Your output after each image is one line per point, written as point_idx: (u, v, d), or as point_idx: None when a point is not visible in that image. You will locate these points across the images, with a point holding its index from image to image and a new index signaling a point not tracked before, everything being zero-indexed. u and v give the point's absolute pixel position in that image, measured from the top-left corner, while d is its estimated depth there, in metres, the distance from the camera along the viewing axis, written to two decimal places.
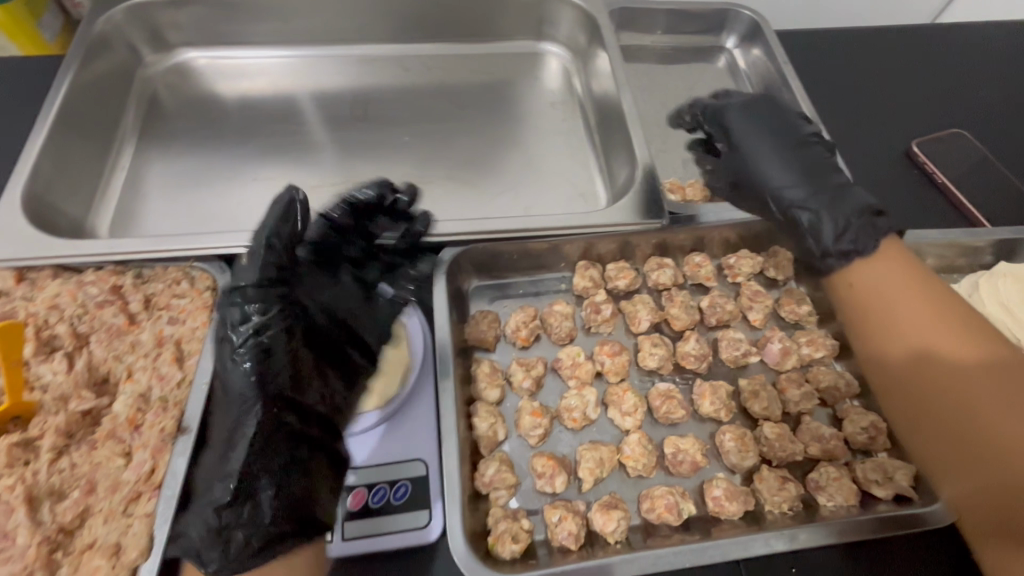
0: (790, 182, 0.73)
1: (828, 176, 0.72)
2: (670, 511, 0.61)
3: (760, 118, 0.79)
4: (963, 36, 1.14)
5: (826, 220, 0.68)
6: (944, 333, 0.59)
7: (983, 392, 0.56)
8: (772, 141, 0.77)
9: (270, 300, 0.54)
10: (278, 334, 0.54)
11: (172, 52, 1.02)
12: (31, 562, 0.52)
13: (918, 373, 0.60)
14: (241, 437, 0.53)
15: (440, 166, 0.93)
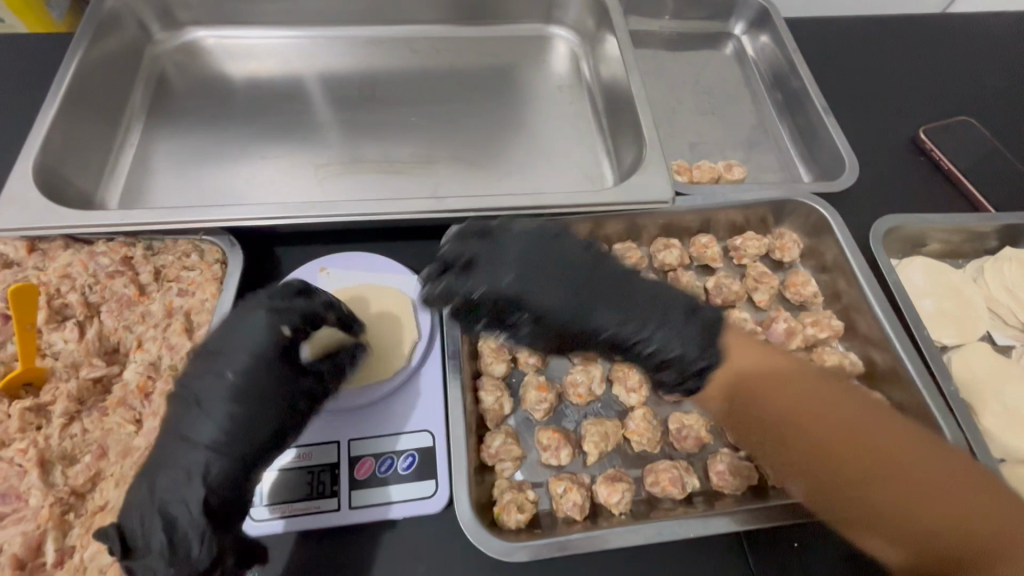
0: (630, 312, 0.60)
1: (660, 300, 0.61)
2: (674, 485, 0.62)
3: (534, 249, 0.62)
4: (972, 24, 1.14)
5: (676, 348, 0.59)
6: (806, 399, 0.54)
7: (879, 450, 0.52)
8: (555, 269, 0.61)
9: (244, 362, 0.56)
10: (241, 395, 0.55)
11: (181, 31, 1.02)
12: (43, 522, 0.52)
13: (823, 456, 0.52)
14: (188, 466, 0.53)
15: (448, 146, 0.94)
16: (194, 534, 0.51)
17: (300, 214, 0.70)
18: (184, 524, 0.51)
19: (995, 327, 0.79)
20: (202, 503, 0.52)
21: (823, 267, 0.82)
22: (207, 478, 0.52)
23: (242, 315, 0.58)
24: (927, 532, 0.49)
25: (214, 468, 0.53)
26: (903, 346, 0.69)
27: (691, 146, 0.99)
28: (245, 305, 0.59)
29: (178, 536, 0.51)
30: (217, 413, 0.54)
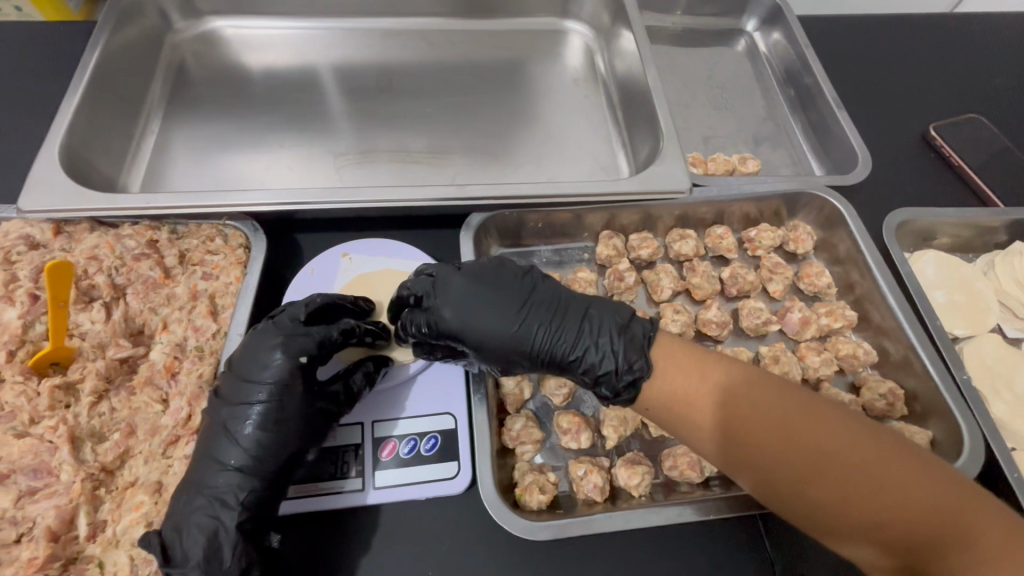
0: (562, 329, 0.60)
1: (591, 316, 0.61)
2: (693, 468, 0.62)
3: (477, 275, 0.63)
4: (981, 24, 1.15)
5: (608, 360, 0.57)
6: (739, 408, 0.51)
7: (823, 453, 0.47)
8: (494, 291, 0.62)
9: (273, 376, 0.57)
10: (267, 409, 0.56)
11: (200, 20, 1.03)
12: (75, 497, 0.53)
13: (767, 476, 0.49)
14: (221, 486, 0.54)
15: (464, 137, 0.94)
16: (229, 547, 0.52)
17: (323, 200, 0.71)
18: (217, 539, 0.52)
19: (1005, 319, 0.80)
20: (234, 520, 0.53)
21: (836, 259, 0.83)
22: (237, 496, 0.53)
23: (260, 340, 0.59)
24: (893, 529, 0.45)
25: (243, 488, 0.54)
26: (916, 336, 0.70)
27: (705, 140, 1.00)
28: (263, 329, 0.60)
29: (212, 552, 0.51)
30: (244, 434, 0.55)
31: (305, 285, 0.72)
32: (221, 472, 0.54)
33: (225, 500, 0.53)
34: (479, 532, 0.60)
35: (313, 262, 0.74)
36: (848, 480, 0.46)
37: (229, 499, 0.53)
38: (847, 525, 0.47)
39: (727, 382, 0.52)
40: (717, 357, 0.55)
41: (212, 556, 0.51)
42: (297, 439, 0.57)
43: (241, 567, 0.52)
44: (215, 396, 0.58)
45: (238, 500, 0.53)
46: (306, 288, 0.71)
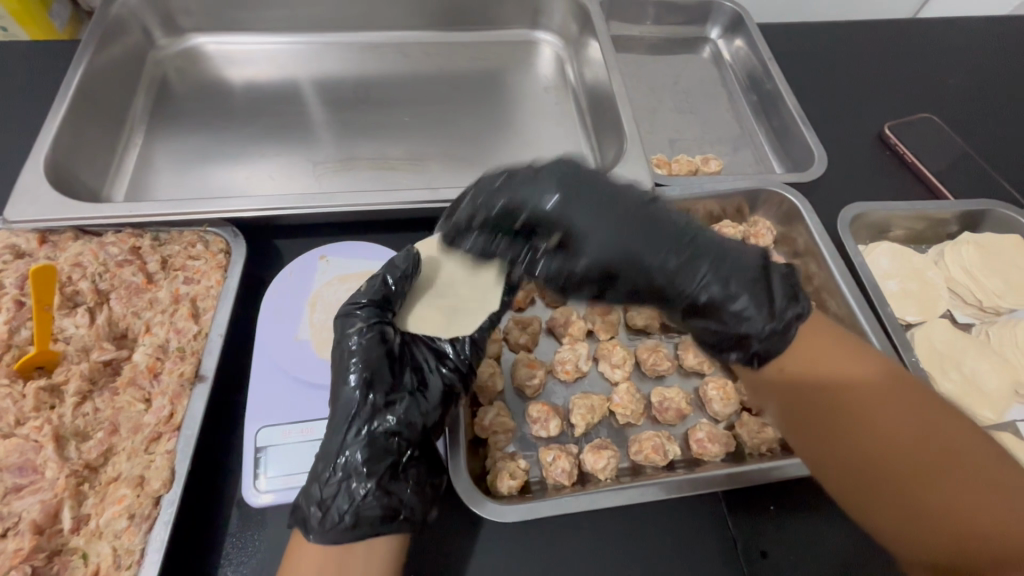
0: (681, 251, 0.59)
1: (713, 251, 0.59)
2: (657, 452, 0.65)
3: (574, 190, 0.58)
4: (935, 29, 1.21)
5: (744, 299, 0.58)
6: (835, 359, 0.56)
7: (907, 424, 0.52)
8: (606, 209, 0.59)
9: (368, 328, 0.61)
10: (375, 356, 0.60)
11: (183, 37, 1.06)
12: (60, 491, 0.56)
13: (865, 449, 0.53)
14: (346, 436, 0.56)
15: (439, 145, 0.98)
16: (356, 499, 0.53)
17: (297, 205, 0.74)
18: (335, 490, 0.53)
19: (955, 305, 0.85)
20: (360, 476, 0.54)
21: (796, 252, 0.87)
22: (360, 452, 0.55)
23: (367, 309, 0.62)
24: (951, 521, 0.48)
25: (369, 442, 0.56)
26: (868, 322, 0.74)
27: (672, 143, 1.04)
28: (370, 286, 0.64)
29: (321, 505, 0.53)
30: (358, 394, 0.58)
31: (284, 287, 0.73)
32: (340, 424, 0.57)
33: (348, 454, 0.55)
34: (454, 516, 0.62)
35: (290, 264, 0.76)
36: (919, 449, 0.51)
37: (355, 452, 0.55)
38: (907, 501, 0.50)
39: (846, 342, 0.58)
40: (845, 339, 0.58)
41: (322, 509, 0.53)
42: (433, 394, 0.61)
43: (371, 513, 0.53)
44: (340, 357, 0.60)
45: (364, 456, 0.55)
46: (284, 290, 0.73)
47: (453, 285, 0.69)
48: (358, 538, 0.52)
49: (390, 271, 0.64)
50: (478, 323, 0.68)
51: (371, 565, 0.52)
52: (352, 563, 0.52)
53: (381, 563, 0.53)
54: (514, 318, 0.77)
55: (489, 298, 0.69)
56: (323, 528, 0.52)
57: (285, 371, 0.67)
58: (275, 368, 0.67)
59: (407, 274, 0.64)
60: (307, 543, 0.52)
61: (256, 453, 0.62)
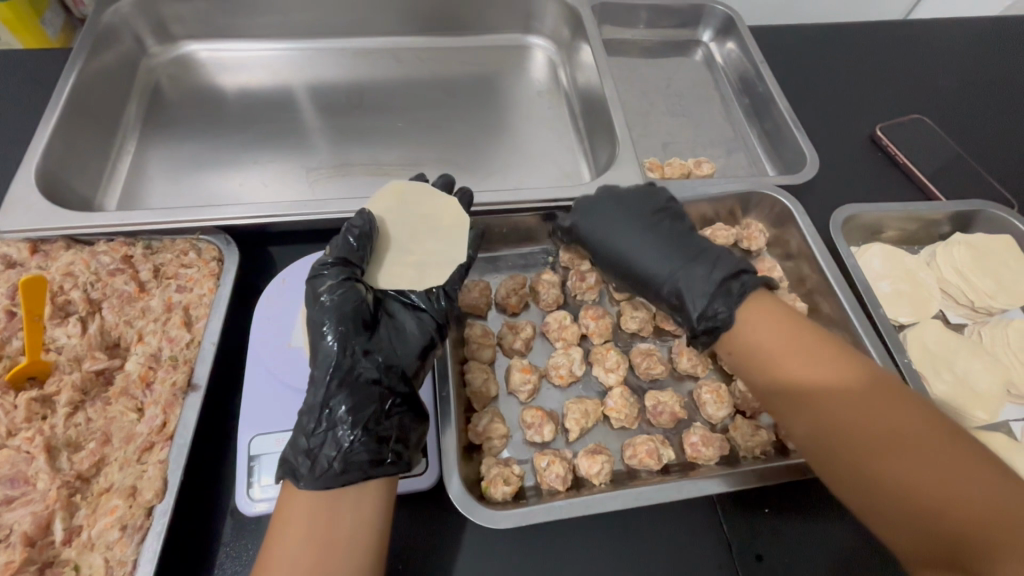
0: (682, 261, 0.71)
1: (704, 262, 0.70)
2: (651, 456, 0.65)
3: (602, 208, 0.75)
4: (926, 30, 1.22)
5: (722, 310, 0.66)
6: (799, 342, 0.60)
7: (870, 404, 0.55)
8: (623, 219, 0.74)
9: (340, 282, 0.62)
10: (348, 310, 0.61)
11: (176, 44, 1.06)
12: (52, 503, 0.55)
13: (833, 426, 0.55)
14: (328, 386, 0.57)
15: (432, 150, 0.98)
16: (343, 445, 0.54)
17: (290, 212, 0.74)
18: (322, 440, 0.55)
19: (947, 305, 0.86)
20: (345, 425, 0.55)
21: (789, 254, 0.87)
22: (343, 402, 0.57)
23: (337, 268, 0.63)
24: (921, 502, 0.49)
25: (349, 390, 0.57)
26: (861, 324, 0.74)
27: (665, 146, 1.04)
28: (334, 248, 0.64)
29: (309, 454, 0.54)
30: (335, 348, 0.59)
31: (277, 295, 0.73)
32: (320, 380, 0.58)
33: (332, 406, 0.57)
34: (449, 522, 0.62)
35: (283, 272, 0.76)
36: (884, 426, 0.53)
37: (339, 402, 0.57)
38: (893, 508, 0.51)
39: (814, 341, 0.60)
40: (809, 326, 0.62)
41: (311, 458, 0.54)
42: (410, 344, 0.63)
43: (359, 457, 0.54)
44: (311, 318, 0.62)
45: (347, 405, 0.57)
46: (277, 298, 0.73)
47: (414, 242, 0.71)
48: (349, 484, 0.53)
49: (350, 232, 0.64)
50: (448, 274, 0.69)
51: (359, 511, 0.53)
52: (341, 511, 0.53)
53: (370, 510, 0.53)
54: (508, 323, 0.77)
55: (454, 251, 0.70)
56: (312, 475, 0.53)
57: (278, 379, 0.67)
58: (268, 377, 0.67)
59: (366, 232, 0.65)
60: (299, 491, 0.53)
61: (249, 462, 0.62)
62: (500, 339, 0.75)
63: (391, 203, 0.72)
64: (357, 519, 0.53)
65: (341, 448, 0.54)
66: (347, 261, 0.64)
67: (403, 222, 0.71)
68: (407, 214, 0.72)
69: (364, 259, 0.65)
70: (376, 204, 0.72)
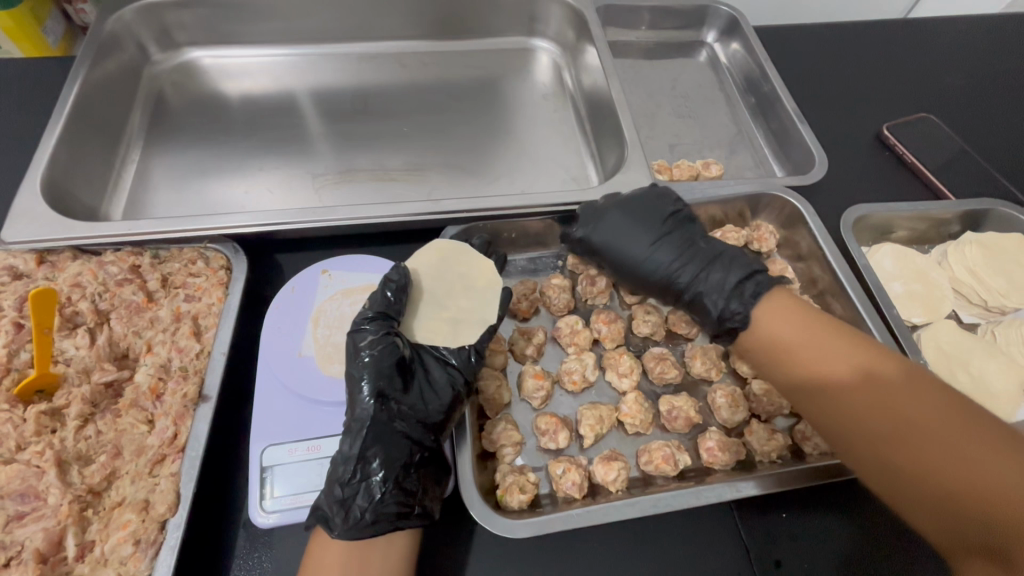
0: (697, 264, 0.71)
1: (715, 262, 0.70)
2: (667, 462, 0.65)
3: (607, 217, 0.74)
4: (930, 29, 1.22)
5: (739, 310, 0.66)
6: (809, 331, 0.60)
7: (885, 391, 0.55)
8: (630, 224, 0.73)
9: (379, 338, 0.63)
10: (386, 363, 0.62)
11: (179, 51, 1.06)
12: (63, 518, 0.55)
13: (851, 415, 0.56)
14: (361, 439, 0.58)
15: (439, 154, 0.97)
16: (375, 498, 0.55)
17: (298, 219, 0.73)
18: (356, 490, 0.55)
19: (960, 305, 0.86)
20: (378, 477, 0.56)
21: (799, 256, 0.86)
22: (376, 454, 0.57)
23: (378, 322, 0.64)
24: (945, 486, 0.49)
25: (382, 443, 0.58)
26: (875, 325, 0.74)
27: (671, 148, 1.04)
28: (373, 302, 0.66)
29: (342, 504, 0.55)
30: (372, 403, 0.59)
31: (285, 303, 0.72)
32: (353, 432, 0.58)
33: (365, 457, 0.57)
34: (465, 531, 0.62)
35: (292, 279, 0.75)
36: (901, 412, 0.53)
37: (372, 454, 0.57)
38: (919, 494, 0.51)
39: (811, 330, 0.60)
40: (818, 313, 0.62)
41: (344, 508, 0.55)
42: (444, 394, 0.63)
43: (388, 511, 0.55)
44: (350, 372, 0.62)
45: (380, 457, 0.57)
46: (287, 306, 0.72)
47: (450, 297, 0.71)
48: (379, 534, 0.54)
49: (386, 286, 0.67)
50: (480, 333, 0.69)
51: (389, 556, 0.55)
52: (372, 556, 0.54)
53: (398, 556, 0.55)
54: (519, 329, 0.77)
55: (486, 310, 0.71)
56: (345, 527, 0.54)
57: (288, 389, 0.66)
58: (278, 386, 0.66)
59: (402, 284, 0.67)
60: (332, 540, 0.54)
61: (262, 473, 0.61)
62: (511, 343, 0.75)
63: (433, 258, 0.73)
64: (387, 563, 0.55)
65: (371, 503, 0.55)
66: (385, 314, 0.65)
67: (442, 277, 0.72)
68: (447, 270, 0.73)
69: (401, 311, 0.67)
70: (418, 258, 0.74)
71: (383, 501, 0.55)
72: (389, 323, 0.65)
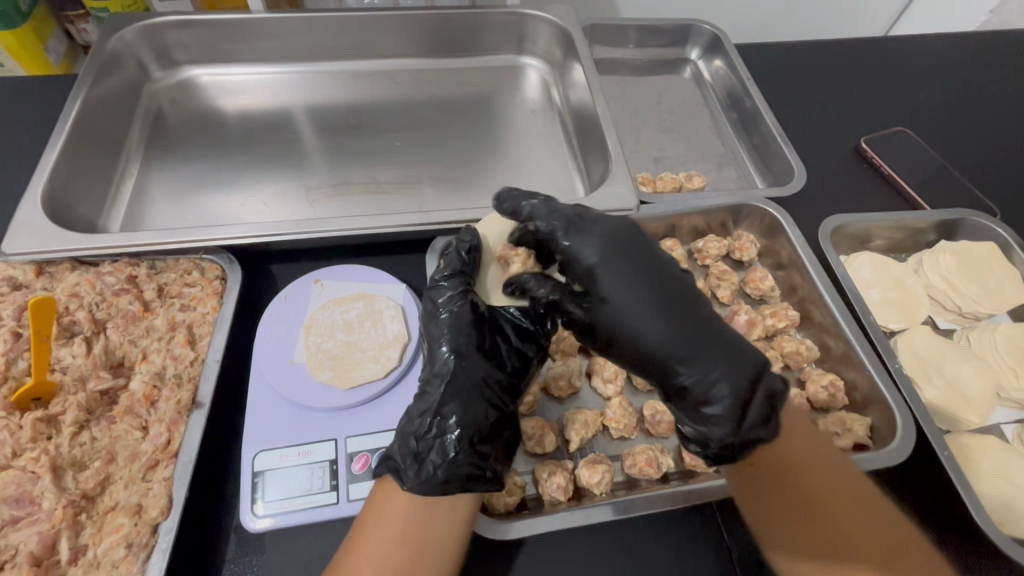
0: (703, 352, 0.60)
1: (723, 357, 0.60)
2: (650, 465, 0.66)
3: (617, 252, 0.62)
4: (905, 46, 1.26)
5: (760, 424, 0.59)
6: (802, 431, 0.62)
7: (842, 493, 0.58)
8: (640, 269, 0.62)
9: (455, 296, 0.66)
10: (462, 321, 0.64)
11: (177, 69, 1.09)
12: (57, 522, 0.56)
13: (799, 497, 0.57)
14: (436, 397, 0.60)
15: (429, 169, 1.00)
16: (449, 454, 0.57)
17: (291, 231, 0.75)
18: (429, 445, 0.57)
19: (936, 312, 0.88)
20: (453, 435, 0.58)
21: (780, 264, 0.89)
22: (454, 412, 0.59)
23: (456, 279, 0.67)
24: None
25: (459, 400, 0.60)
26: (852, 331, 0.76)
27: (656, 161, 1.07)
28: (447, 261, 0.68)
29: (415, 459, 0.57)
30: (451, 358, 0.62)
31: (278, 313, 0.74)
32: (433, 387, 0.61)
33: (442, 414, 0.59)
34: None
35: (286, 289, 0.77)
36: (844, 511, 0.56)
37: (450, 411, 0.59)
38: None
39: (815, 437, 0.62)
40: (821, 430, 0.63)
41: (416, 463, 0.57)
42: (518, 357, 0.66)
43: (461, 468, 0.57)
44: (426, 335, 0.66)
45: (457, 415, 0.59)
46: (279, 315, 0.74)
47: None
48: (447, 492, 0.56)
49: (459, 245, 0.69)
50: None
51: (452, 516, 0.56)
52: (436, 516, 0.55)
53: (459, 519, 0.56)
54: None
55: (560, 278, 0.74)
56: (416, 480, 0.55)
57: (281, 396, 0.68)
58: (270, 393, 0.68)
59: (474, 245, 0.69)
60: (401, 493, 0.56)
61: (254, 477, 0.62)
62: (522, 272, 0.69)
63: (504, 223, 0.73)
64: (449, 522, 0.55)
65: (444, 460, 0.57)
66: (459, 274, 0.67)
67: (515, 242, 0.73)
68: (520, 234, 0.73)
69: (474, 271, 0.69)
70: (488, 224, 0.73)
71: (456, 459, 0.57)
72: (466, 282, 0.68)
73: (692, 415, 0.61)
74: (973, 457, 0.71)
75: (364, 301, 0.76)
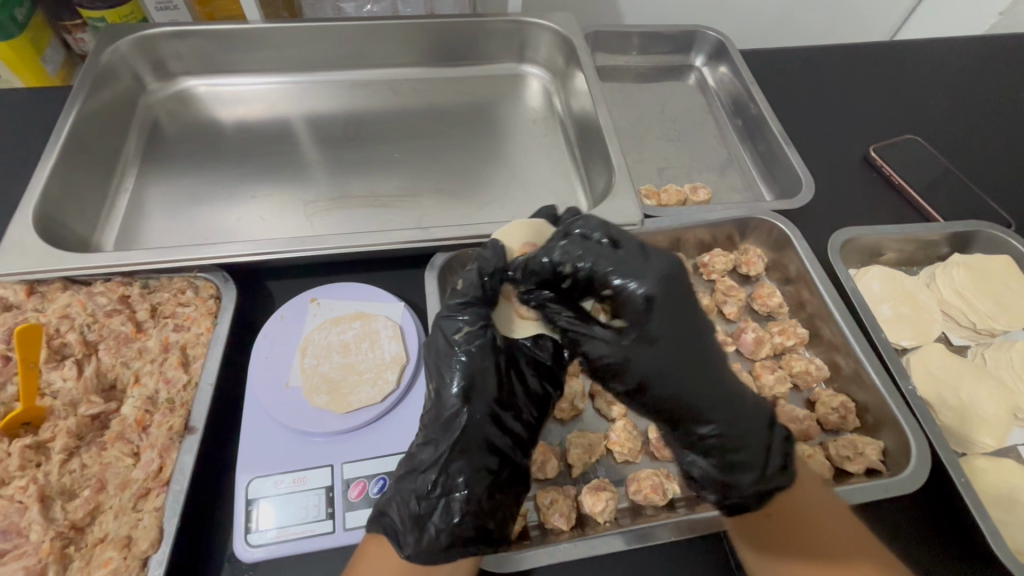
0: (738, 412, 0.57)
1: (747, 413, 0.58)
2: (656, 491, 0.64)
3: (671, 295, 0.55)
4: (915, 51, 1.23)
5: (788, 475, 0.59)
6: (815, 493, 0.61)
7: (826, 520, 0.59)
8: (688, 324, 0.56)
9: (472, 332, 0.61)
10: (478, 361, 0.60)
11: (174, 80, 1.07)
12: (44, 556, 0.54)
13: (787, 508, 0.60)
14: (443, 450, 0.58)
15: (430, 181, 0.98)
16: (453, 519, 0.56)
17: (286, 249, 0.74)
18: (433, 506, 0.56)
19: (950, 328, 0.85)
20: (460, 495, 0.57)
21: (788, 278, 0.87)
22: (461, 471, 0.57)
23: (472, 310, 0.61)
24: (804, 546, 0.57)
25: (468, 458, 0.58)
26: (863, 350, 0.74)
27: (660, 171, 1.05)
28: (467, 285, 0.62)
29: (418, 522, 0.56)
30: (460, 405, 0.59)
31: (275, 333, 0.73)
32: (442, 438, 0.58)
33: (448, 472, 0.57)
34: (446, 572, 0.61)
35: (282, 308, 0.75)
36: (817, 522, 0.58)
37: (457, 469, 0.57)
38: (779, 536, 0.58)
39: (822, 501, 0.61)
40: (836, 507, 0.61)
41: (419, 528, 0.55)
42: (526, 402, 0.64)
43: (462, 532, 0.56)
44: (433, 372, 0.62)
45: (463, 476, 0.57)
46: (274, 335, 0.72)
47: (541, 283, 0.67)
48: (450, 557, 0.55)
49: (483, 268, 0.62)
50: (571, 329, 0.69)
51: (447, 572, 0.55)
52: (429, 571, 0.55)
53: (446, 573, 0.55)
54: None
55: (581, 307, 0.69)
56: (414, 546, 0.55)
57: (277, 420, 0.66)
58: (266, 417, 0.67)
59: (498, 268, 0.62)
60: (399, 555, 0.55)
61: (247, 505, 0.61)
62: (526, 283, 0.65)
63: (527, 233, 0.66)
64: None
65: (447, 523, 0.56)
66: (479, 303, 0.62)
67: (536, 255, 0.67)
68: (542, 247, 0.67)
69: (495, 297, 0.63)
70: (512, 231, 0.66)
71: (458, 524, 0.56)
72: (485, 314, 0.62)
73: (715, 467, 0.58)
74: (988, 482, 0.69)
75: (362, 321, 0.74)
